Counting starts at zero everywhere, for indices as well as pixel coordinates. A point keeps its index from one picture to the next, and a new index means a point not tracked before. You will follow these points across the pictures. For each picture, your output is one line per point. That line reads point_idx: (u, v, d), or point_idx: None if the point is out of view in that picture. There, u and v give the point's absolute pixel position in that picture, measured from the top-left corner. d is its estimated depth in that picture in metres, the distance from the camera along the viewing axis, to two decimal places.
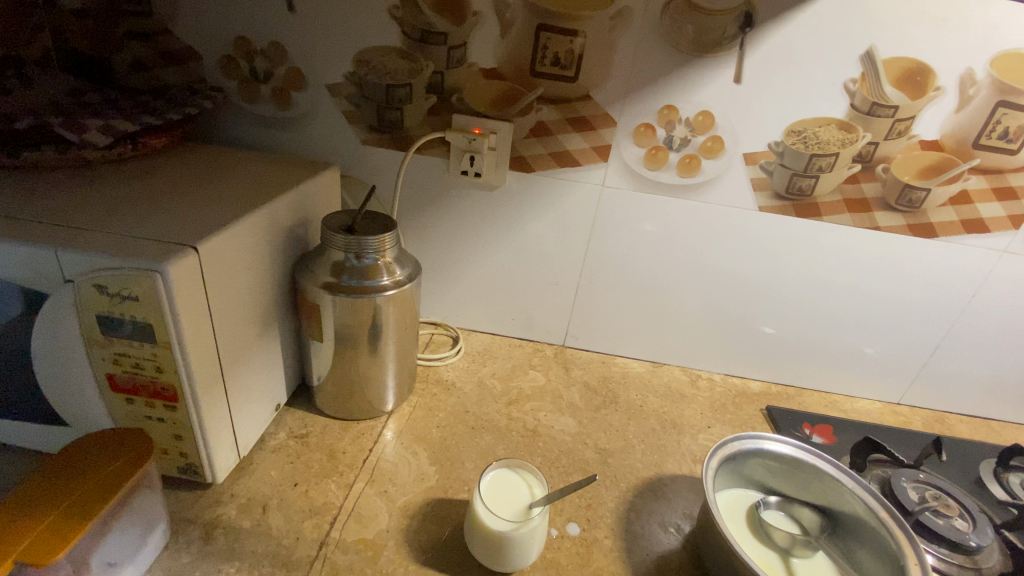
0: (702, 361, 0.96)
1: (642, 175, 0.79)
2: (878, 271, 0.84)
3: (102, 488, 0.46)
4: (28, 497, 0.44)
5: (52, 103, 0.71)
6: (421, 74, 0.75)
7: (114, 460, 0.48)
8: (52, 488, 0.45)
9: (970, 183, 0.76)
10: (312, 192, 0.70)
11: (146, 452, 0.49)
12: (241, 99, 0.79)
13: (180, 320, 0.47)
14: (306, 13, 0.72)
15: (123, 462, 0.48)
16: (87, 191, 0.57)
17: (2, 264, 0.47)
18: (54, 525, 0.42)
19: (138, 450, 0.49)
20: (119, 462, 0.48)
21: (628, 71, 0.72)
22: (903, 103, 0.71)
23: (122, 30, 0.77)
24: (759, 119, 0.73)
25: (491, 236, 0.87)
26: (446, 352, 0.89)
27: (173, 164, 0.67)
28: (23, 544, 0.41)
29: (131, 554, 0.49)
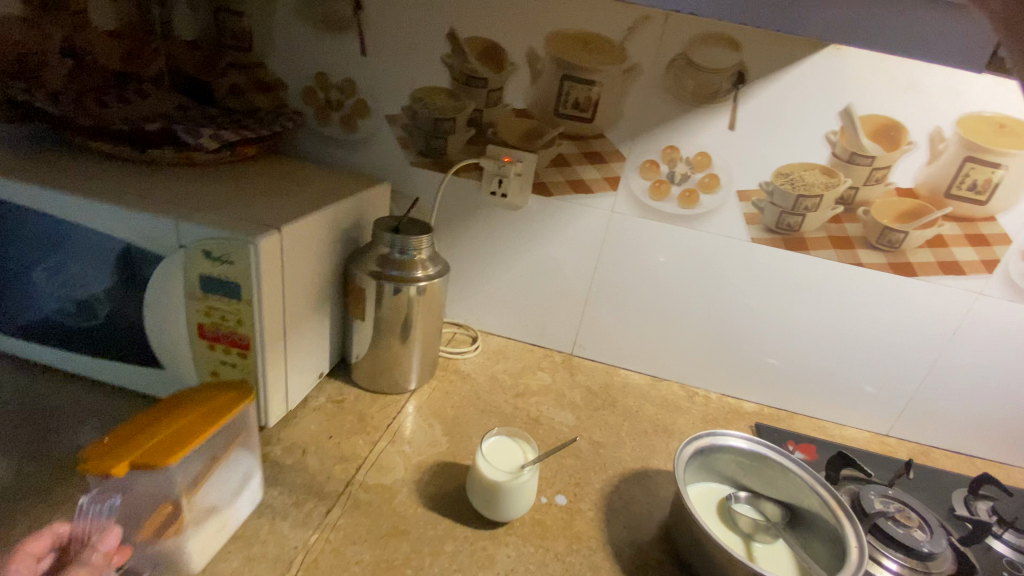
0: (699, 379, 1.04)
1: (647, 204, 0.90)
2: (864, 304, 0.91)
3: (205, 416, 0.53)
4: (144, 422, 0.51)
5: (168, 115, 0.89)
6: (464, 110, 0.90)
7: (214, 398, 0.55)
8: (162, 415, 0.52)
9: (945, 229, 0.84)
10: (366, 200, 0.85)
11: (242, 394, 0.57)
12: (315, 122, 0.96)
13: (262, 283, 0.61)
14: (376, 57, 0.89)
15: (231, 400, 0.56)
16: (196, 184, 0.72)
17: (137, 231, 0.62)
18: (165, 439, 0.49)
19: (234, 394, 0.57)
20: (218, 399, 0.55)
21: (637, 115, 0.85)
22: (879, 154, 0.81)
23: (227, 61, 0.95)
24: (750, 162, 0.85)
25: (512, 250, 0.99)
26: (465, 348, 1.01)
27: (260, 170, 0.82)
28: (139, 450, 0.47)
29: (229, 498, 0.57)
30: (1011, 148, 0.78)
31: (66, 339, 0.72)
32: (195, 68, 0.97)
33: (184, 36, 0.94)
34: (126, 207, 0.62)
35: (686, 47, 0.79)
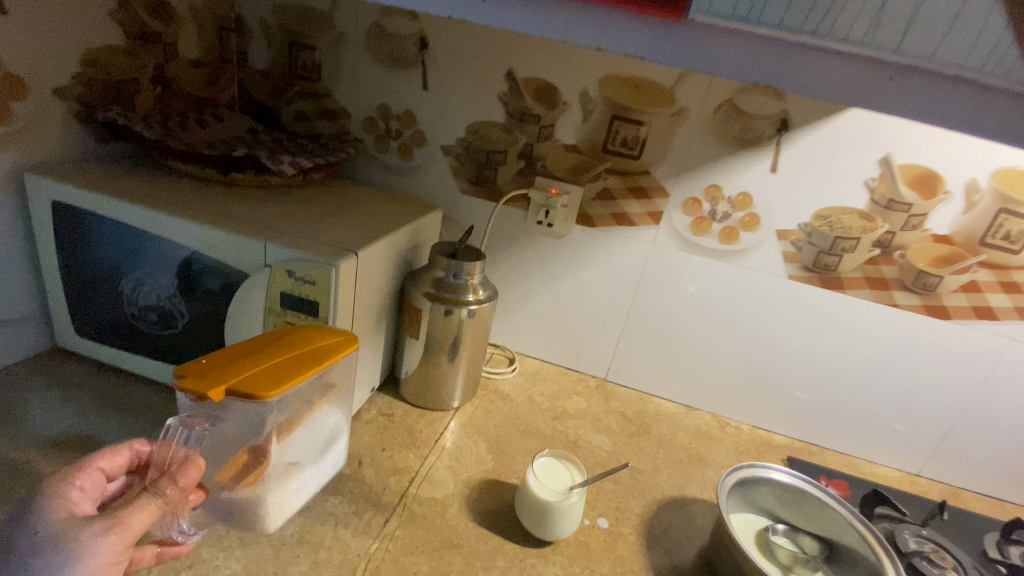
0: (731, 410, 1.06)
1: (687, 238, 0.94)
2: (897, 344, 0.94)
3: (301, 359, 0.55)
4: (243, 354, 0.55)
5: (241, 138, 0.95)
6: (516, 144, 0.96)
7: (313, 342, 0.58)
8: (262, 350, 0.55)
9: (979, 275, 0.86)
10: (423, 225, 0.90)
11: (339, 344, 0.59)
12: (374, 149, 1.02)
13: (338, 303, 0.66)
14: (436, 92, 0.95)
15: (323, 348, 0.58)
16: (275, 207, 0.78)
17: (227, 250, 0.68)
18: (261, 373, 0.51)
19: (332, 342, 0.59)
20: (316, 344, 0.58)
21: (682, 156, 0.89)
22: (916, 202, 0.84)
23: (295, 90, 1.02)
24: (790, 203, 0.88)
25: (554, 277, 1.04)
26: (503, 369, 1.04)
27: (327, 194, 0.88)
28: (237, 378, 0.50)
29: (313, 456, 0.61)
30: None
31: (145, 345, 0.77)
32: (264, 95, 1.04)
33: (258, 65, 1.02)
34: (219, 228, 0.67)
35: (733, 94, 0.83)
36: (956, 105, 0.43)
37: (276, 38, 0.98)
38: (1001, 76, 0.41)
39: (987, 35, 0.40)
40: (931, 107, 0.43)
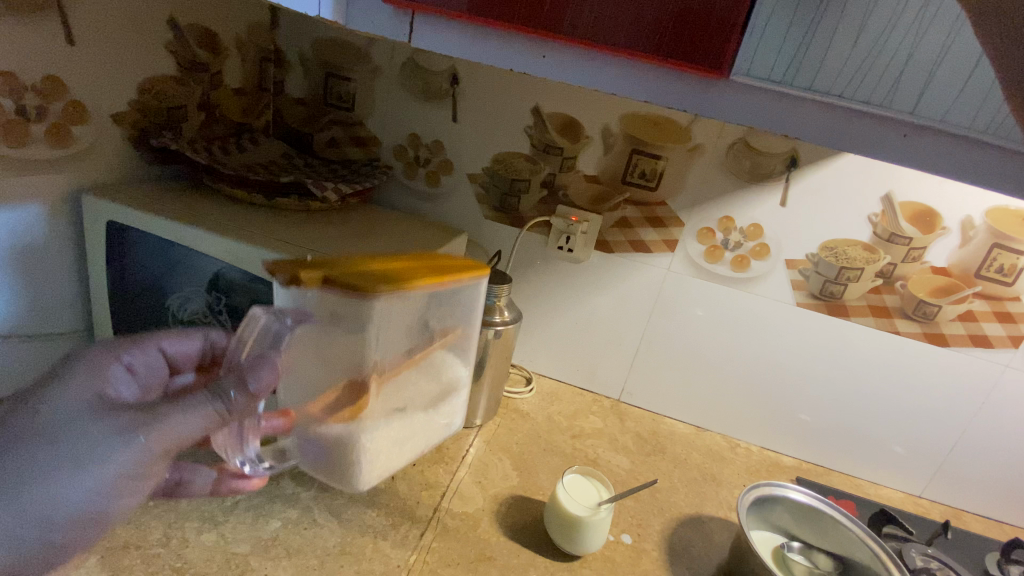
0: (740, 431, 1.10)
1: (701, 265, 0.99)
2: (899, 370, 0.99)
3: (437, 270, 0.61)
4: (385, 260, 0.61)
5: (278, 163, 1.00)
6: (539, 173, 1.01)
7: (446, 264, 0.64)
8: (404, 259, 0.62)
9: (975, 305, 0.92)
10: (451, 250, 0.95)
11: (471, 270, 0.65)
12: (403, 175, 1.07)
13: None
14: (464, 124, 1.01)
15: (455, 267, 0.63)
16: (318, 231, 0.82)
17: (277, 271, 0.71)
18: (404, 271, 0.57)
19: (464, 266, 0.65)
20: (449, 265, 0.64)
21: (696, 189, 0.95)
22: (916, 236, 0.89)
23: (328, 118, 1.07)
24: (798, 234, 0.94)
25: (571, 300, 1.08)
26: (521, 388, 1.08)
27: (363, 219, 0.93)
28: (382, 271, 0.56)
29: (424, 403, 0.66)
30: None
31: None
32: (298, 121, 1.09)
33: (293, 94, 1.07)
34: (273, 250, 0.72)
35: (745, 133, 0.89)
36: (961, 164, 0.48)
37: (313, 69, 1.04)
38: (1004, 139, 0.47)
39: (986, 105, 0.46)
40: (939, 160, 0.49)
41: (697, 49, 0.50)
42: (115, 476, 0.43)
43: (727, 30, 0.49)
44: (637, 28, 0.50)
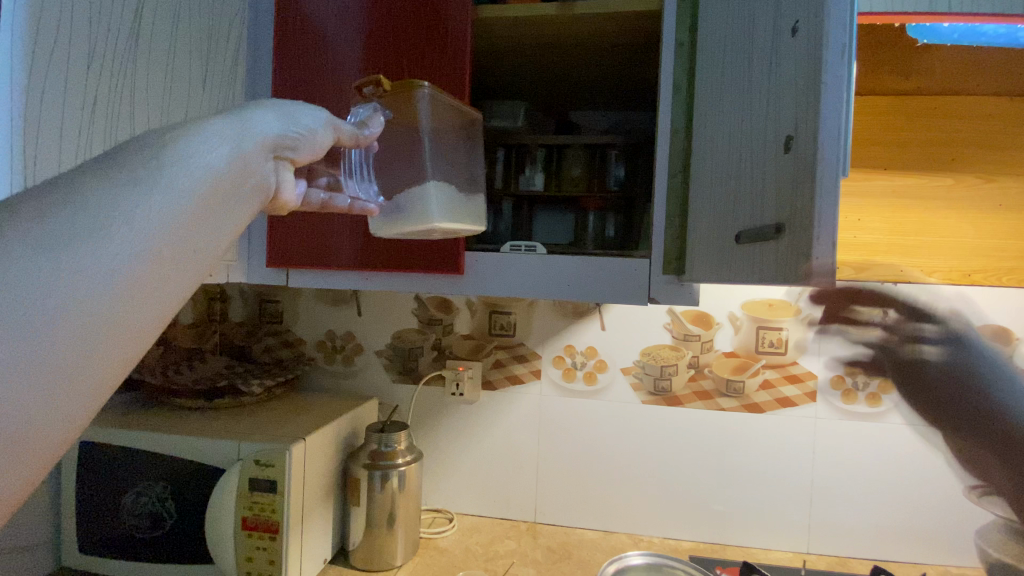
0: (642, 527, 1.24)
1: (562, 384, 1.26)
2: (740, 439, 1.21)
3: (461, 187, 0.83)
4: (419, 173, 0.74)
5: (221, 372, 1.27)
6: (428, 339, 1.30)
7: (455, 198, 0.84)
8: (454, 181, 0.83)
9: (768, 374, 1.19)
10: (361, 415, 1.19)
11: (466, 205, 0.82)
12: (324, 363, 1.35)
13: (292, 477, 0.91)
14: (366, 315, 1.33)
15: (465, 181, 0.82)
16: (247, 418, 1.05)
17: (211, 453, 0.93)
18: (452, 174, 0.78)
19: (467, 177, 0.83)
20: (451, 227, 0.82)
21: (543, 330, 1.26)
22: (702, 332, 1.21)
23: (264, 330, 1.38)
24: (622, 348, 1.24)
25: (474, 437, 1.29)
26: (443, 527, 1.22)
27: (284, 404, 1.17)
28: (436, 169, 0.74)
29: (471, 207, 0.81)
30: (784, 317, 1.18)
31: (135, 550, 0.95)
32: (240, 337, 1.38)
33: (235, 318, 1.39)
34: (205, 435, 0.94)
35: None
36: (616, 294, 0.79)
37: (250, 298, 1.38)
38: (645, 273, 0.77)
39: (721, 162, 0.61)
40: (615, 292, 0.79)
41: (440, 263, 0.83)
42: (306, 129, 0.53)
43: (454, 253, 0.83)
44: (410, 262, 0.84)
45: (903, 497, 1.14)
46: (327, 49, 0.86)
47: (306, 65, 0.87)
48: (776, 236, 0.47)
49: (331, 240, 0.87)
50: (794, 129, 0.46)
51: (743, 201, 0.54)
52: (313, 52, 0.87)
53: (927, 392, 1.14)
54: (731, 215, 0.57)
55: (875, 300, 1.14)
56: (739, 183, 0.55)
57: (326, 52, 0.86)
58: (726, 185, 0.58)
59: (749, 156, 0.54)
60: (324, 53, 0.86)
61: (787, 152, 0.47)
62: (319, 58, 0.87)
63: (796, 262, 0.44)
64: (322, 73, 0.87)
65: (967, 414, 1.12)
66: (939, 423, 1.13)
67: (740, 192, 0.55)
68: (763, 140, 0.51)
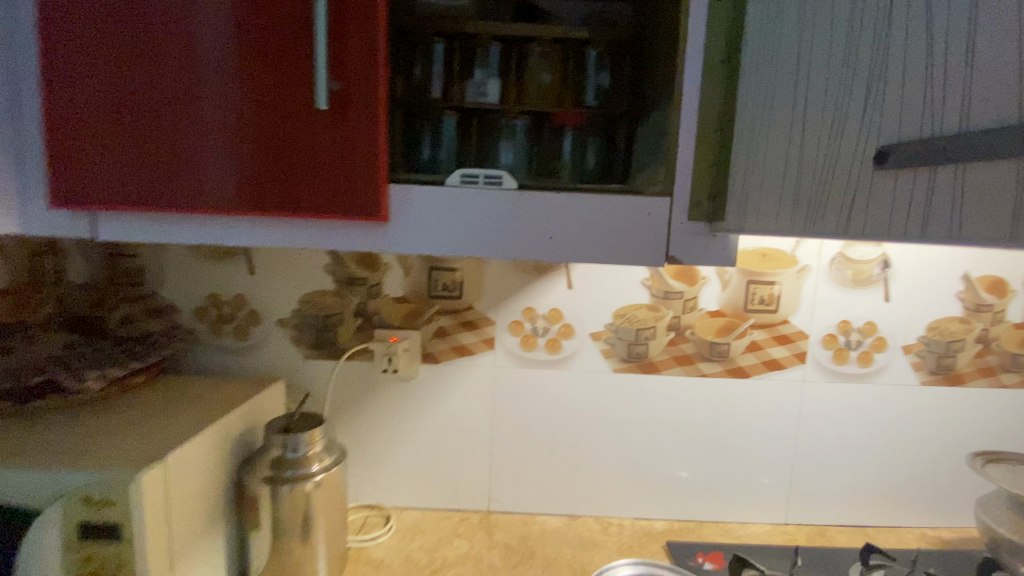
0: (612, 508, 1.09)
1: (520, 354, 1.04)
2: (722, 407, 1.06)
3: None
4: None
5: (57, 356, 0.90)
6: (349, 304, 1.02)
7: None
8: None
9: (755, 335, 1.04)
10: (259, 405, 0.90)
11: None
12: (209, 336, 1.04)
13: (172, 524, 0.68)
14: (264, 273, 1.01)
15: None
16: (72, 427, 0.74)
17: (25, 489, 0.63)
18: None
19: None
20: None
21: (496, 288, 1.02)
22: (684, 289, 1.03)
23: (120, 295, 1.03)
24: (593, 310, 1.03)
25: (413, 420, 1.05)
26: (378, 531, 1.00)
27: (140, 400, 0.85)
28: None
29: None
30: (778, 270, 1.01)
31: None
32: (88, 304, 1.03)
33: (78, 277, 1.02)
34: (23, 465, 0.64)
35: None
36: (620, 249, 0.54)
37: (15, 255, 0.95)
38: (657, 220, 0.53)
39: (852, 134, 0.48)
40: (616, 247, 0.54)
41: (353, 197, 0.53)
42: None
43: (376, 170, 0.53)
44: (310, 196, 0.53)
45: (889, 461, 1.06)
46: (130, 76, 0.53)
47: (136, 163, 0.54)
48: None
49: (184, 165, 0.54)
50: None
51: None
52: (104, 65, 0.53)
53: (919, 349, 1.03)
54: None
55: (877, 249, 0.99)
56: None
57: (125, 66, 0.53)
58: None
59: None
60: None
61: None
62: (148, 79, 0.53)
63: None
64: (278, 77, 0.52)
65: (956, 370, 1.03)
66: (926, 381, 1.03)
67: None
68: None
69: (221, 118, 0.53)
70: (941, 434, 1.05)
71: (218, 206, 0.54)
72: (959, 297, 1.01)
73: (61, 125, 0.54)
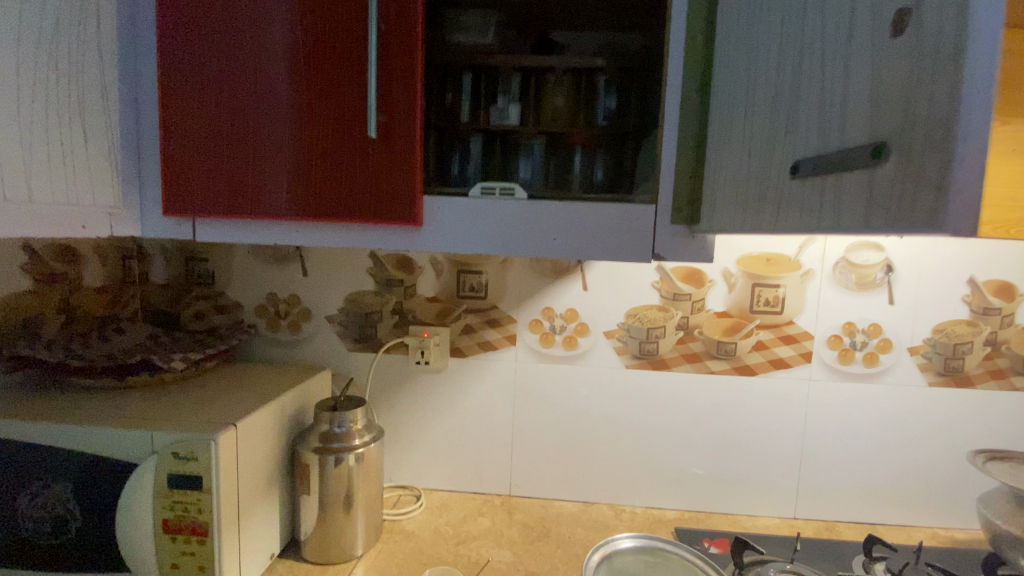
0: (626, 496, 1.17)
1: (539, 350, 1.13)
2: (731, 404, 1.12)
3: None
4: None
5: (144, 343, 1.06)
6: (388, 302, 1.15)
7: None
8: None
9: (762, 335, 1.10)
10: (309, 389, 1.04)
11: None
12: (267, 329, 1.18)
13: (240, 480, 0.81)
14: (315, 275, 1.15)
15: None
16: (160, 400, 0.88)
17: (127, 445, 0.77)
18: None
19: None
20: None
21: (518, 289, 1.13)
22: (693, 291, 1.10)
23: (194, 293, 1.19)
24: (606, 310, 1.12)
25: (442, 408, 1.16)
26: (409, 507, 1.11)
27: (212, 381, 0.99)
28: None
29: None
30: (782, 274, 1.07)
31: (37, 556, 0.79)
32: (167, 301, 1.19)
33: (160, 278, 1.19)
34: (127, 425, 0.78)
35: None
36: (611, 247, 0.64)
37: (112, 257, 1.13)
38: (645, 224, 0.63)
39: None
40: (610, 246, 0.64)
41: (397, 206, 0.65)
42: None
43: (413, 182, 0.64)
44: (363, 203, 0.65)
45: (895, 458, 1.10)
46: (218, 107, 0.65)
47: (220, 178, 0.66)
48: (875, 162, 0.31)
49: (259, 179, 0.66)
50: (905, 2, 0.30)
51: (910, 48, 0.30)
52: (198, 99, 0.66)
53: (925, 351, 1.06)
54: (901, 96, 0.30)
55: (879, 254, 1.04)
56: (853, 86, 0.34)
57: (215, 100, 0.65)
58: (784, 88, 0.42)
59: (826, 68, 0.37)
60: (217, 44, 0.64)
61: (896, 36, 0.31)
62: (232, 112, 0.65)
63: (905, 197, 0.30)
64: (335, 107, 0.63)
65: (963, 372, 1.06)
66: (933, 382, 1.07)
67: (803, 96, 0.40)
68: (857, 27, 0.34)
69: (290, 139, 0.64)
70: (947, 433, 1.08)
71: (285, 213, 0.66)
72: (965, 300, 1.05)
73: (164, 150, 0.67)
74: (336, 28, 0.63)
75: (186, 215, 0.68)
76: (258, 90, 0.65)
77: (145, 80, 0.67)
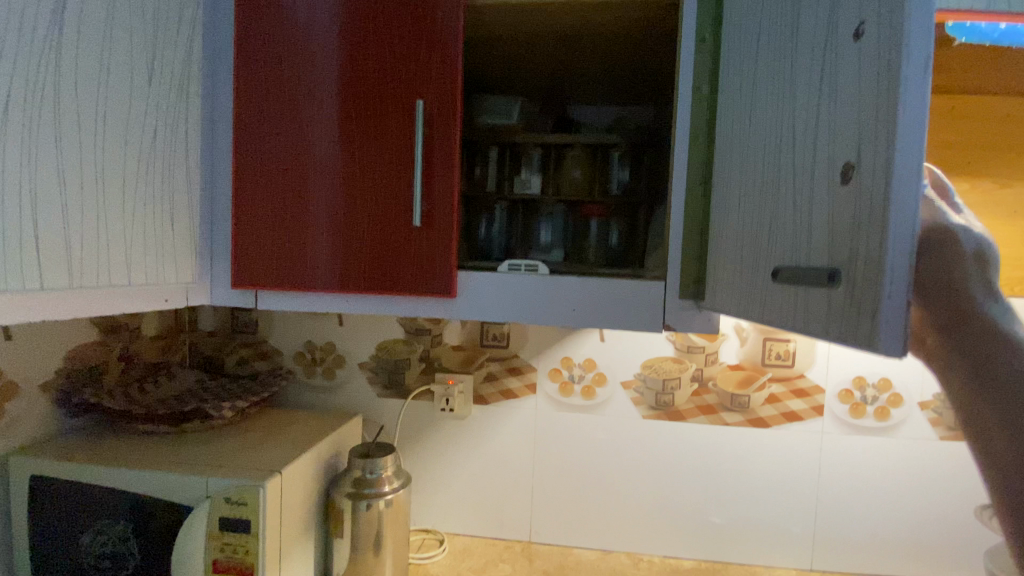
0: (643, 546, 1.19)
1: (559, 399, 1.19)
2: (746, 455, 1.16)
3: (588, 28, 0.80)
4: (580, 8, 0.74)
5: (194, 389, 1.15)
6: (416, 351, 1.22)
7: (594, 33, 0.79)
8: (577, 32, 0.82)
9: (774, 388, 1.14)
10: (342, 435, 1.11)
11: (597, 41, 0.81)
12: (303, 375, 1.27)
13: (282, 523, 0.88)
14: (349, 325, 1.24)
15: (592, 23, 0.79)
16: (211, 445, 0.96)
17: (183, 490, 0.84)
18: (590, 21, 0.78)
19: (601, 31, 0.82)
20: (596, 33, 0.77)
21: (538, 340, 1.19)
22: (706, 345, 1.16)
23: (238, 341, 1.29)
24: (623, 361, 1.18)
25: (466, 454, 1.22)
26: (433, 551, 1.16)
27: (256, 426, 1.07)
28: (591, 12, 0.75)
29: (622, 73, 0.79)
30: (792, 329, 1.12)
31: None
32: (213, 348, 1.29)
33: (208, 326, 1.29)
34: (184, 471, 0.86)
35: None
36: (625, 317, 0.71)
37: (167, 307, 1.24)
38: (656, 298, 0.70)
39: None
40: (623, 317, 0.71)
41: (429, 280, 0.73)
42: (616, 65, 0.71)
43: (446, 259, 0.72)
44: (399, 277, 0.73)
45: (911, 512, 1.11)
46: (279, 195, 0.75)
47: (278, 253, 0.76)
48: (830, 285, 0.39)
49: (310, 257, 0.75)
50: (850, 159, 0.38)
51: (852, 200, 0.37)
52: (262, 187, 0.76)
53: (937, 406, 1.09)
54: (847, 234, 0.38)
55: None
56: (816, 220, 0.42)
57: (277, 189, 0.75)
58: (762, 207, 0.50)
59: (793, 196, 0.45)
60: (282, 142, 0.75)
61: (845, 183, 0.38)
62: (294, 200, 0.75)
63: (853, 320, 0.37)
64: (380, 194, 0.73)
65: None
66: (946, 437, 1.09)
67: (778, 214, 0.47)
68: (817, 169, 0.42)
69: (339, 221, 0.74)
70: (963, 488, 1.09)
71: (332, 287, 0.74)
72: None
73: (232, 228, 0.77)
74: (384, 129, 0.72)
75: (250, 287, 0.77)
76: (317, 181, 0.74)
77: (219, 170, 0.78)
